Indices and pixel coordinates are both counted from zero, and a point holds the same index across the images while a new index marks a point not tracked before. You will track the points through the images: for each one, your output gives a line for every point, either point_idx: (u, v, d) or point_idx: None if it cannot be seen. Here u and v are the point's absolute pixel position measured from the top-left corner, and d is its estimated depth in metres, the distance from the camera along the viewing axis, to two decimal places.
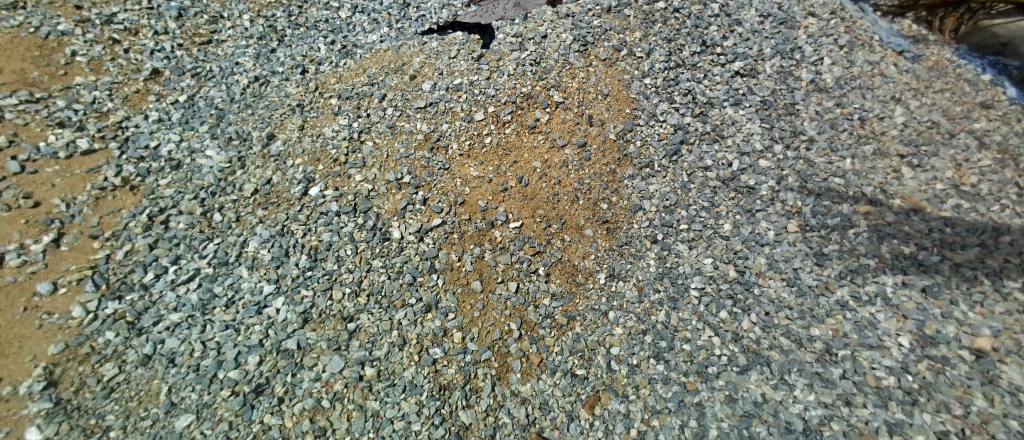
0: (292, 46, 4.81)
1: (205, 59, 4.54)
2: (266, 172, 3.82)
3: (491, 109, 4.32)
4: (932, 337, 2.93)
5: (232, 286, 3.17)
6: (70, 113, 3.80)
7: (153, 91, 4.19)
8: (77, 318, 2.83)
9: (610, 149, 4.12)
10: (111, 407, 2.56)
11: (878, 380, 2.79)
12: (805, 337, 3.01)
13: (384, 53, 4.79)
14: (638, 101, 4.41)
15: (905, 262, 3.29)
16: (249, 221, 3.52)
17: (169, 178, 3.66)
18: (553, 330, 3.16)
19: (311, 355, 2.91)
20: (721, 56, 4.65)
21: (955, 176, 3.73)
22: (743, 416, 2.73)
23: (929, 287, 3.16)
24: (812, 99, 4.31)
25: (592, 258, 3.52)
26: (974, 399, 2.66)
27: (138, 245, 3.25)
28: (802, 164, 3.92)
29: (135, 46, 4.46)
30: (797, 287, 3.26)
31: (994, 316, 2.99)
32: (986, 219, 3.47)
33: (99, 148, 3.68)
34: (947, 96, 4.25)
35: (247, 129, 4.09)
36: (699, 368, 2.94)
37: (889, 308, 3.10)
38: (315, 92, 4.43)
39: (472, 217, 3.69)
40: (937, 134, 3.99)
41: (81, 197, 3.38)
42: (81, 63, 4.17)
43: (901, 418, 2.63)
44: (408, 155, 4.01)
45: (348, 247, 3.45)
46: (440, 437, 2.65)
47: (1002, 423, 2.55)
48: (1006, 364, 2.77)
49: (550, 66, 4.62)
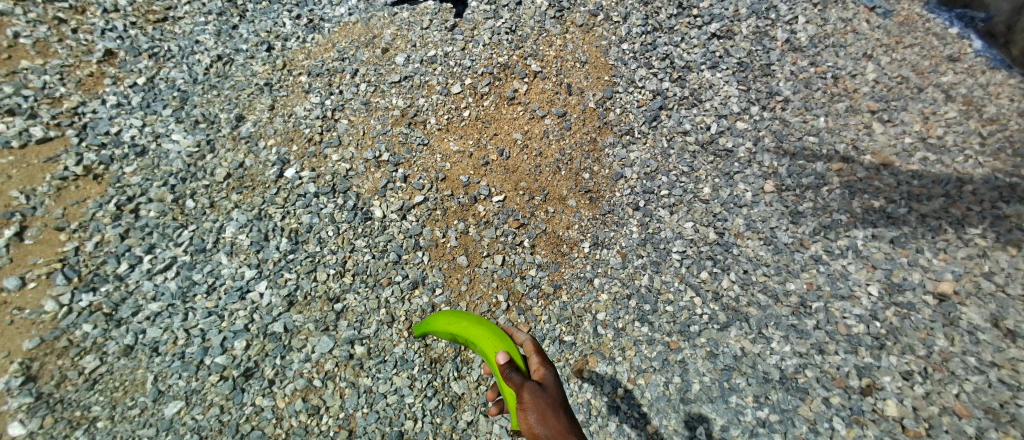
0: (255, 22, 4.57)
1: (162, 38, 4.30)
2: (238, 156, 3.70)
3: (468, 81, 4.23)
4: (899, 285, 3.08)
5: (212, 273, 3.11)
6: (19, 100, 3.59)
7: (108, 73, 3.96)
8: (51, 312, 2.77)
9: (590, 118, 4.10)
10: (97, 398, 2.53)
11: (849, 329, 2.93)
12: (781, 292, 3.13)
13: (353, 26, 4.60)
14: (616, 68, 4.37)
15: (875, 216, 3.42)
16: (224, 206, 3.43)
17: (135, 165, 3.51)
18: (540, 300, 3.20)
19: (299, 337, 2.91)
20: (698, 18, 4.62)
21: (922, 129, 3.84)
22: (723, 369, 2.84)
23: (897, 238, 3.29)
24: (787, 59, 4.34)
25: (576, 228, 3.55)
26: (936, 340, 2.83)
27: (109, 235, 3.15)
28: (777, 125, 3.98)
29: (83, 26, 4.18)
30: (773, 245, 3.37)
31: (956, 261, 3.15)
32: (950, 170, 3.60)
33: (55, 136, 3.50)
34: (915, 52, 4.33)
35: (214, 111, 3.92)
36: (682, 328, 3.03)
37: (860, 260, 3.23)
38: (283, 70, 4.25)
39: (454, 192, 3.66)
40: (906, 89, 4.08)
41: (41, 188, 3.23)
42: (26, 46, 3.91)
43: (869, 362, 2.79)
44: (385, 132, 3.92)
45: (329, 228, 3.40)
46: (433, 408, 2.72)
47: (961, 360, 2.73)
48: (966, 306, 2.95)
49: (526, 34, 4.52)
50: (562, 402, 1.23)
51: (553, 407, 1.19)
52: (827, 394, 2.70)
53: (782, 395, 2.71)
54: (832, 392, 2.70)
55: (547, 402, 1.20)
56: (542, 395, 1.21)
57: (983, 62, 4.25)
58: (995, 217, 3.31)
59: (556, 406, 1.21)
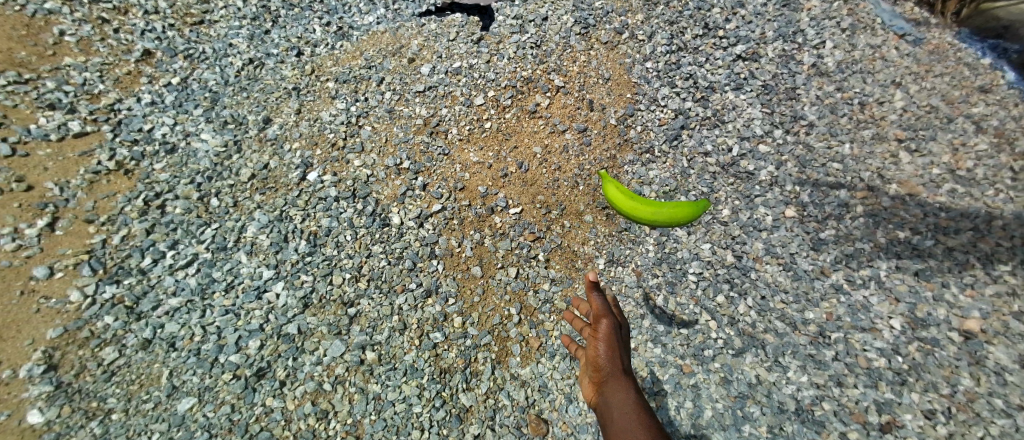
0: (287, 28, 4.70)
1: (197, 40, 4.44)
2: (263, 157, 3.78)
3: (492, 93, 4.28)
4: (924, 320, 2.99)
5: (231, 271, 3.18)
6: (60, 95, 3.74)
7: (145, 73, 4.11)
8: (75, 303, 2.85)
9: (610, 135, 4.10)
10: (113, 390, 2.59)
11: (870, 363, 2.85)
12: (799, 321, 3.07)
13: (381, 35, 4.69)
14: (639, 86, 4.38)
15: (900, 247, 3.34)
16: (247, 206, 3.51)
17: (164, 162, 3.62)
18: (552, 315, 3.18)
19: (312, 339, 2.94)
20: (723, 40, 4.61)
21: (951, 161, 3.75)
22: (737, 396, 2.79)
23: (922, 271, 3.20)
24: (813, 84, 4.30)
25: (592, 244, 3.53)
26: (961, 379, 2.73)
27: (135, 229, 3.24)
28: (801, 149, 3.93)
29: (124, 26, 4.36)
30: (793, 272, 3.30)
31: (984, 299, 3.05)
32: (980, 204, 3.50)
33: (91, 131, 3.64)
34: (946, 81, 4.24)
35: (242, 112, 4.03)
36: (696, 351, 2.99)
37: (883, 291, 3.15)
38: (312, 76, 4.35)
39: (472, 202, 3.68)
40: (935, 119, 4.00)
41: (74, 181, 3.35)
42: (70, 43, 4.09)
43: (890, 398, 2.70)
44: (407, 140, 3.98)
45: (347, 232, 3.44)
46: (440, 419, 2.72)
47: (988, 403, 2.63)
48: (995, 346, 2.84)
49: (550, 49, 4.56)
50: (626, 345, 1.72)
51: (617, 343, 1.69)
52: (844, 430, 2.62)
53: (797, 427, 2.65)
54: (850, 427, 2.63)
55: (614, 337, 1.69)
56: (613, 330, 1.71)
57: (1017, 93, 4.13)
58: None
59: (620, 347, 1.69)
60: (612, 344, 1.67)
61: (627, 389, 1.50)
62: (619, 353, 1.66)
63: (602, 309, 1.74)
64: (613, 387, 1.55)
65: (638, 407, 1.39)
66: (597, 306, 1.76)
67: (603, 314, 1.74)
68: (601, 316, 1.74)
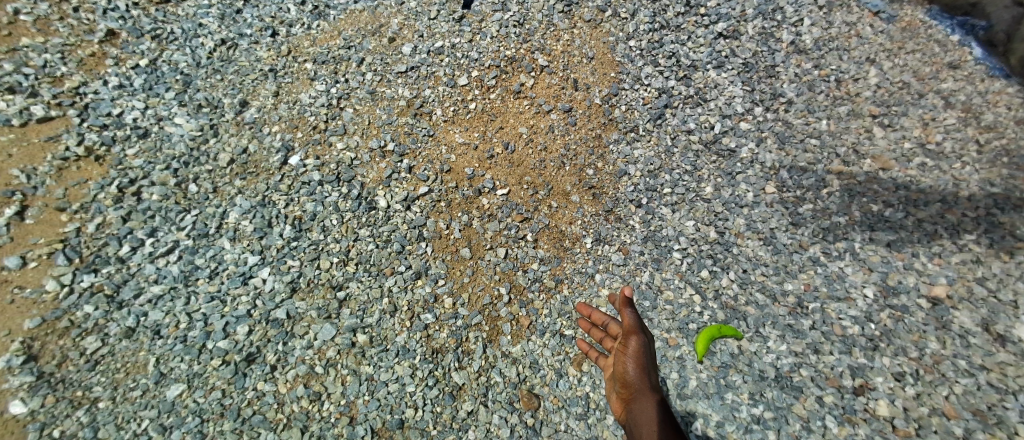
0: (259, 7, 4.52)
1: (165, 20, 4.24)
2: (242, 141, 3.68)
3: (475, 73, 4.23)
4: (895, 287, 3.14)
5: (215, 258, 3.12)
6: (20, 77, 3.56)
7: (110, 54, 3.91)
8: (51, 292, 2.77)
9: (595, 114, 4.11)
10: (98, 379, 2.55)
11: (844, 329, 2.99)
12: (779, 292, 3.19)
13: (359, 13, 4.55)
14: (623, 64, 4.38)
15: (873, 219, 3.47)
16: (227, 192, 3.42)
17: (137, 148, 3.49)
18: (541, 294, 3.23)
19: (301, 323, 2.92)
20: (705, 18, 4.63)
21: (922, 135, 3.88)
22: (720, 367, 2.91)
23: (893, 242, 3.35)
24: (792, 61, 4.37)
25: (579, 223, 3.57)
26: (928, 342, 2.89)
27: (111, 217, 3.14)
28: (780, 126, 4.01)
29: (85, 5, 4.13)
30: (772, 246, 3.41)
31: (949, 266, 3.21)
32: (948, 176, 3.64)
33: (56, 116, 3.47)
34: (917, 57, 4.36)
35: (217, 95, 3.89)
36: (680, 325, 3.08)
37: (856, 262, 3.28)
38: (288, 57, 4.22)
39: (459, 184, 3.67)
40: (907, 95, 4.12)
41: (42, 168, 3.21)
42: (26, 23, 3.87)
43: (863, 363, 2.85)
44: (390, 122, 3.91)
45: (332, 217, 3.40)
46: (434, 397, 2.75)
47: (952, 363, 2.80)
48: (958, 310, 3.01)
49: (534, 28, 4.51)
50: (652, 359, 1.97)
51: (645, 359, 1.94)
52: (821, 393, 2.76)
53: (777, 392, 2.78)
54: (826, 391, 2.77)
55: (643, 354, 1.94)
56: (642, 346, 1.95)
57: (983, 70, 4.27)
58: (989, 223, 3.36)
59: (649, 360, 1.94)
60: (640, 360, 1.92)
61: (654, 404, 1.75)
62: (645, 370, 1.91)
63: (632, 327, 1.96)
64: (641, 401, 1.81)
65: (659, 423, 1.65)
66: (628, 322, 1.98)
67: (633, 332, 1.96)
68: (632, 332, 1.96)
